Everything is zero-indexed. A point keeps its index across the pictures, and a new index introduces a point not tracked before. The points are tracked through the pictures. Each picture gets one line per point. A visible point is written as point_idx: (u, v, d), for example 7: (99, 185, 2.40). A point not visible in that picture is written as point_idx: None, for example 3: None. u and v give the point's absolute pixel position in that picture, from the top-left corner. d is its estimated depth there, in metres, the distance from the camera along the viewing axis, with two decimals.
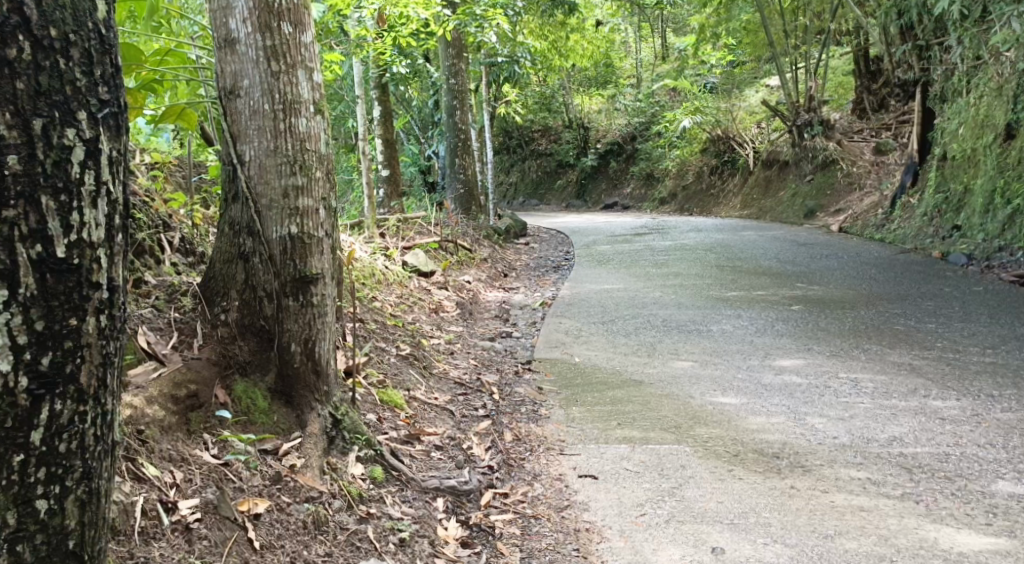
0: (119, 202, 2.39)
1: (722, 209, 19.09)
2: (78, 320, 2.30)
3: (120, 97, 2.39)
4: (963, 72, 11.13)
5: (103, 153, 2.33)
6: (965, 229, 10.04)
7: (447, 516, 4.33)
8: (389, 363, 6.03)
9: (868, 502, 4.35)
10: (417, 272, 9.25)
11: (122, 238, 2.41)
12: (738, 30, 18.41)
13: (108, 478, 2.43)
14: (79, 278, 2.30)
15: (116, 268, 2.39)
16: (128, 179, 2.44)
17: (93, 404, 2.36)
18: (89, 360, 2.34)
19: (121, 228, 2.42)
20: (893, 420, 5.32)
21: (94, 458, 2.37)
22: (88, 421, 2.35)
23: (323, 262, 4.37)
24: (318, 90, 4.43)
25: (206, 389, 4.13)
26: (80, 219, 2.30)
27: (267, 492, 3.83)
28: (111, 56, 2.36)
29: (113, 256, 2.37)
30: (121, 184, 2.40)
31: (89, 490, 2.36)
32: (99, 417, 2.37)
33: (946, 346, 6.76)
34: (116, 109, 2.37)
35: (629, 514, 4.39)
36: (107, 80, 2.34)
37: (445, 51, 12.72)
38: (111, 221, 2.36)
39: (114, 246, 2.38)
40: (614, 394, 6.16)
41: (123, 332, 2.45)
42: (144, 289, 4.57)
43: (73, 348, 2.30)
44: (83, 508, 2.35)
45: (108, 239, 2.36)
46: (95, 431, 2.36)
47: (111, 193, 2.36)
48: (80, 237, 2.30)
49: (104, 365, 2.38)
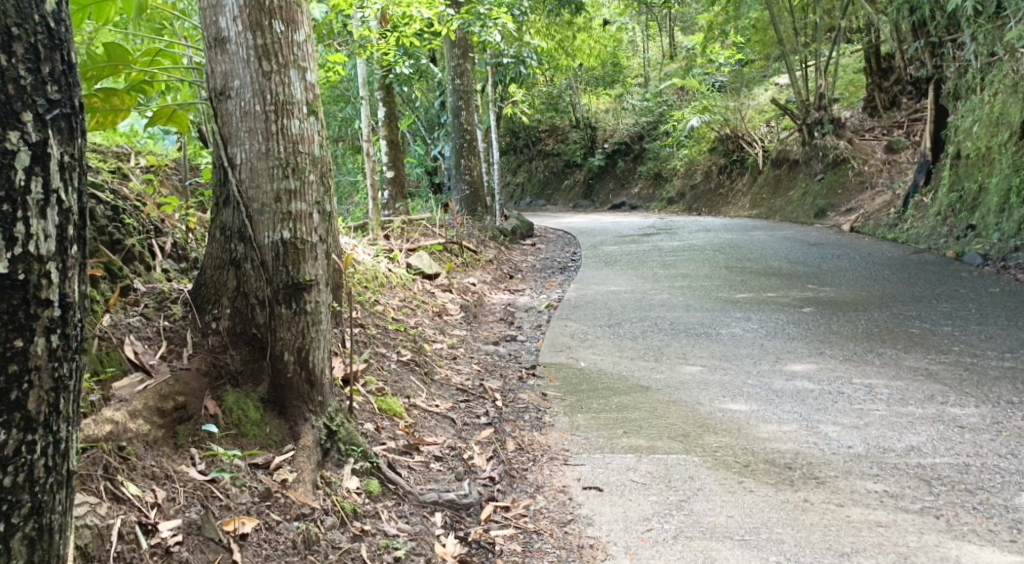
0: (72, 211, 2.57)
1: (730, 208, 18.90)
2: (24, 340, 2.48)
3: (73, 98, 2.57)
4: (976, 69, 10.94)
5: (51, 158, 2.51)
6: (980, 229, 9.87)
7: (446, 531, 4.19)
8: (389, 369, 5.88)
9: (886, 517, 4.19)
10: (421, 275, 9.11)
11: (77, 250, 2.59)
12: (748, 27, 18.22)
13: (62, 512, 2.59)
14: (25, 294, 2.48)
15: (70, 282, 2.57)
16: (83, 186, 2.62)
17: (43, 434, 2.53)
18: (38, 386, 2.51)
19: (77, 240, 2.60)
20: (909, 429, 5.15)
21: (45, 492, 2.54)
22: (37, 451, 2.52)
23: (318, 268, 4.22)
24: (312, 90, 4.27)
25: (195, 400, 4.01)
26: (27, 229, 2.48)
27: (256, 510, 3.74)
28: (61, 52, 2.54)
29: (66, 270, 2.55)
30: (75, 192, 2.58)
31: (38, 527, 2.52)
32: (49, 447, 2.54)
33: (963, 350, 6.59)
34: (66, 110, 2.54)
35: (635, 529, 4.24)
36: (55, 78, 2.52)
37: (450, 51, 12.60)
38: (62, 232, 2.54)
39: (67, 260, 2.56)
40: (620, 400, 6.00)
41: (78, 355, 2.62)
42: (132, 297, 4.42)
43: (21, 372, 2.48)
44: (33, 546, 2.52)
45: (60, 252, 2.54)
46: (45, 461, 2.53)
47: (62, 202, 2.54)
48: (27, 251, 2.48)
49: (56, 390, 2.55)
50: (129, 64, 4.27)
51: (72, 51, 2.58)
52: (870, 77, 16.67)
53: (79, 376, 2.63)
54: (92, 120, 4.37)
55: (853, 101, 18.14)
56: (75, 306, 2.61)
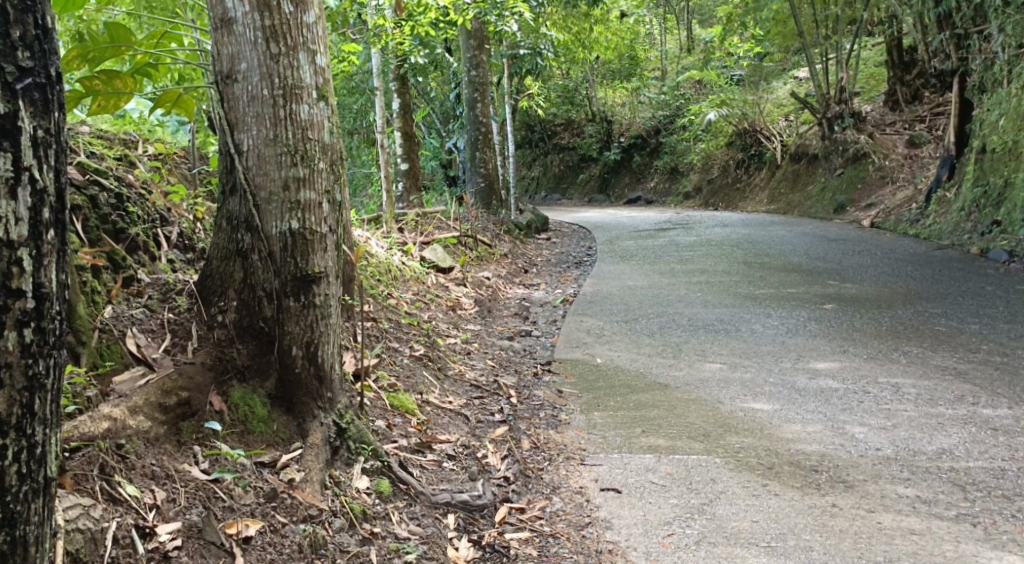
0: (47, 191, 2.46)
1: (747, 203, 18.66)
2: None
3: (49, 67, 2.47)
4: (1004, 62, 10.68)
5: (22, 133, 2.41)
6: (1006, 226, 9.65)
7: (458, 534, 4.04)
8: (402, 364, 5.73)
9: (920, 524, 4.03)
10: (434, 268, 8.94)
11: (53, 235, 2.48)
12: (767, 20, 17.91)
13: (37, 523, 2.48)
14: None
15: (44, 270, 2.46)
16: (62, 164, 2.52)
17: (15, 438, 2.42)
18: (10, 383, 2.41)
19: (54, 224, 2.50)
20: (938, 431, 4.99)
21: (17, 501, 2.43)
22: (9, 456, 2.41)
23: (327, 260, 4.07)
24: (323, 74, 4.12)
25: (199, 396, 3.88)
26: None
27: (261, 511, 3.60)
28: (33, 15, 2.44)
29: (40, 257, 2.45)
30: (50, 170, 2.47)
31: (10, 539, 2.42)
32: (22, 453, 2.43)
33: (993, 349, 6.40)
34: (40, 79, 2.44)
35: (655, 534, 4.07)
36: (27, 43, 2.42)
37: (466, 42, 12.37)
38: (36, 212, 2.44)
39: (41, 245, 2.45)
40: (638, 398, 5.83)
41: (59, 348, 2.52)
42: (135, 288, 4.29)
43: None
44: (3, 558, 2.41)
45: (35, 237, 2.44)
46: (18, 467, 2.42)
47: (34, 180, 2.44)
48: None
49: (30, 389, 2.44)
50: (132, 45, 4.11)
51: (48, 16, 2.48)
52: (891, 69, 16.37)
53: (60, 373, 2.52)
54: (95, 104, 4.21)
55: (873, 95, 17.85)
56: (53, 297, 2.50)
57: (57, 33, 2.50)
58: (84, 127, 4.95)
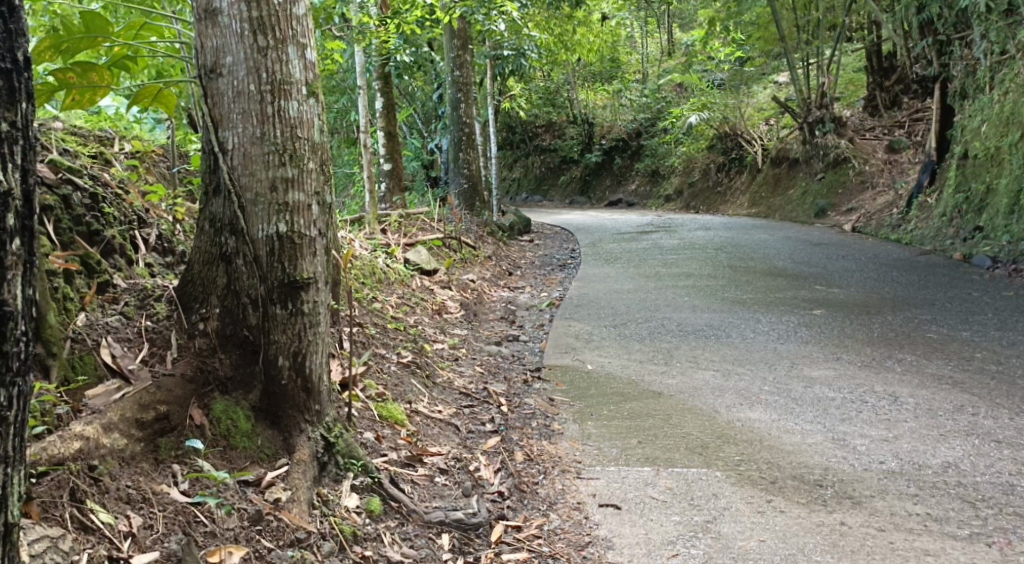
0: (15, 191, 2.52)
1: (728, 207, 18.55)
2: None
3: (15, 51, 2.51)
4: (985, 68, 10.56)
5: None
6: (989, 231, 9.54)
7: (454, 556, 3.86)
8: (389, 372, 5.53)
9: (933, 545, 3.92)
10: (419, 271, 8.71)
11: (19, 244, 2.53)
12: (750, 24, 17.75)
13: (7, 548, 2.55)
14: None
15: (9, 286, 2.51)
16: (31, 163, 2.57)
17: None
18: None
19: (21, 233, 2.55)
20: (941, 443, 4.84)
21: None
22: None
23: (316, 265, 3.86)
24: (312, 70, 3.91)
25: (179, 410, 3.69)
26: None
27: (245, 536, 3.42)
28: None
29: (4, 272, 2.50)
30: (17, 170, 2.52)
31: None
32: None
33: (987, 358, 6.26)
34: (5, 65, 2.49)
35: (659, 555, 3.93)
36: None
37: (449, 42, 12.08)
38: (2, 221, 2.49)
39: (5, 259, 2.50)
40: (632, 407, 5.64)
41: (28, 366, 2.57)
42: (110, 294, 4.08)
43: None
44: None
45: None
46: None
47: None
48: None
49: None
50: (109, 35, 3.88)
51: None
52: (872, 75, 16.31)
53: (26, 395, 2.57)
54: (69, 98, 3.98)
55: (853, 100, 17.77)
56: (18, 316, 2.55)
57: (23, 12, 2.53)
58: (57, 123, 4.69)
